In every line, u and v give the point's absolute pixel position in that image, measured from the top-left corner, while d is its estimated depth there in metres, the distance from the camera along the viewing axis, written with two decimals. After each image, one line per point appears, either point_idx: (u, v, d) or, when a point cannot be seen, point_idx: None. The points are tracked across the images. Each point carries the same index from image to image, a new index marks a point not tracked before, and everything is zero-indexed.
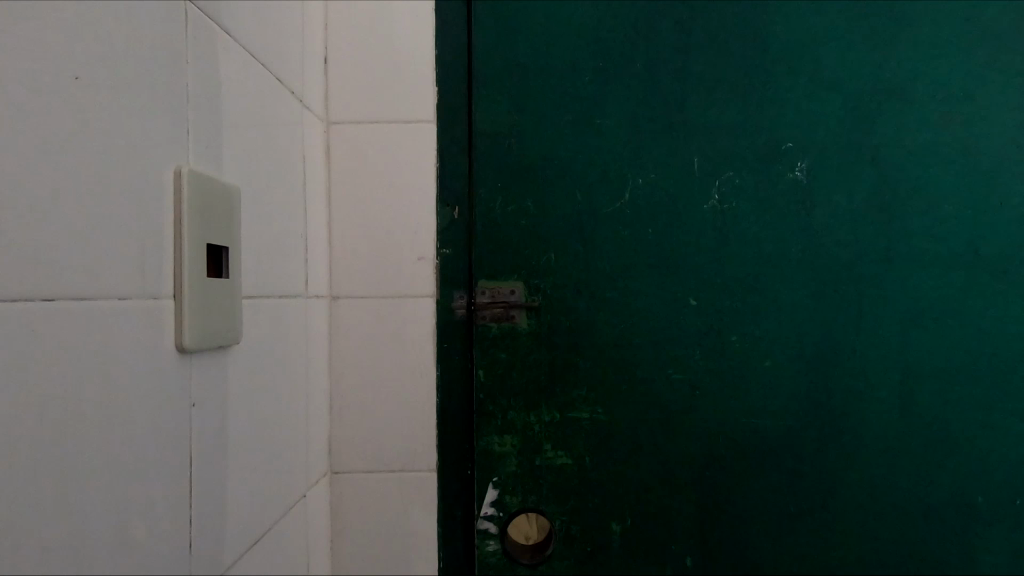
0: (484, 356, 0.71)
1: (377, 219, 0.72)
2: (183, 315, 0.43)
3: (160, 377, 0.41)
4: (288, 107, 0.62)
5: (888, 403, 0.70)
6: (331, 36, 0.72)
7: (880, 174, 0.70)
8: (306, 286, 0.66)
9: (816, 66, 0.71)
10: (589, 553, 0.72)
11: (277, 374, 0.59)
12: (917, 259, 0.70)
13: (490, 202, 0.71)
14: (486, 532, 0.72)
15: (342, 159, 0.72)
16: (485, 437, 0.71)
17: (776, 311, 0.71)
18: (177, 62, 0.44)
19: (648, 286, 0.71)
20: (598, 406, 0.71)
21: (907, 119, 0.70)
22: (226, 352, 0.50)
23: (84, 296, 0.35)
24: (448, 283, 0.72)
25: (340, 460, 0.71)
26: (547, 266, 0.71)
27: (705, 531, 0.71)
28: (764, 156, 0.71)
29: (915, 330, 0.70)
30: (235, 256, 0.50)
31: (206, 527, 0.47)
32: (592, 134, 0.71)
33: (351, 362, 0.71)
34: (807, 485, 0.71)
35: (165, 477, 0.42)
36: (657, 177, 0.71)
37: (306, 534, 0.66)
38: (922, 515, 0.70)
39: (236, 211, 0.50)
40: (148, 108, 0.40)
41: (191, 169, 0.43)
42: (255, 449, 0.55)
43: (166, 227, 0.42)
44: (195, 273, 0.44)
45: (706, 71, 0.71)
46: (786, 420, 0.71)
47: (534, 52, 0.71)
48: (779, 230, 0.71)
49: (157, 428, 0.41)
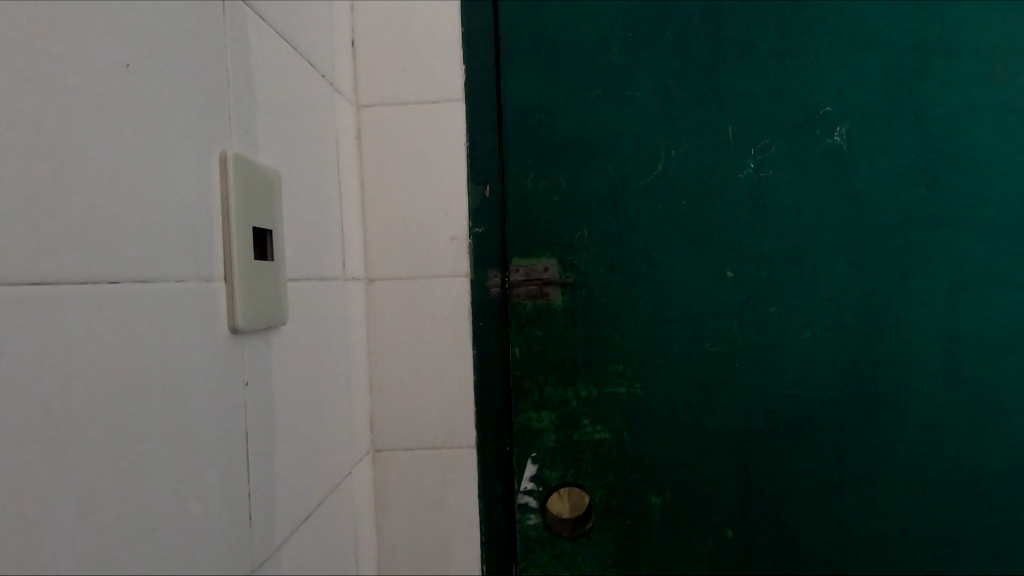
0: (521, 334, 0.71)
1: (409, 201, 0.72)
2: (235, 297, 0.44)
3: (215, 357, 0.43)
4: (320, 91, 0.63)
5: (935, 373, 0.68)
6: (357, 18, 0.71)
7: (923, 135, 0.67)
8: (342, 269, 0.67)
9: (855, 25, 0.68)
10: (630, 526, 0.72)
11: (318, 355, 0.61)
12: (966, 223, 0.67)
13: (521, 179, 0.71)
14: (527, 507, 0.73)
15: (373, 142, 0.72)
16: (523, 414, 0.72)
17: (815, 281, 0.69)
18: (217, 48, 0.44)
19: (683, 260, 0.70)
20: (635, 381, 0.71)
21: (955, 77, 0.67)
22: (272, 334, 0.51)
23: (143, 278, 0.37)
24: (482, 262, 0.72)
25: (382, 438, 0.73)
26: (580, 242, 0.71)
27: (745, 502, 0.71)
28: (801, 121, 0.69)
29: (961, 296, 0.68)
30: (278, 239, 0.51)
31: (259, 502, 0.49)
32: (622, 105, 0.70)
33: (388, 343, 0.73)
34: (850, 457, 0.70)
35: (219, 452, 0.44)
36: (690, 148, 0.70)
37: (352, 510, 0.68)
38: (970, 486, 0.69)
39: (277, 194, 0.51)
40: (192, 95, 0.41)
41: (235, 154, 0.45)
42: (302, 427, 0.57)
43: (214, 211, 0.43)
44: (242, 256, 0.45)
45: (739, 37, 0.69)
46: (827, 392, 0.70)
47: (562, 25, 0.70)
48: (820, 197, 0.69)
49: (212, 407, 0.43)
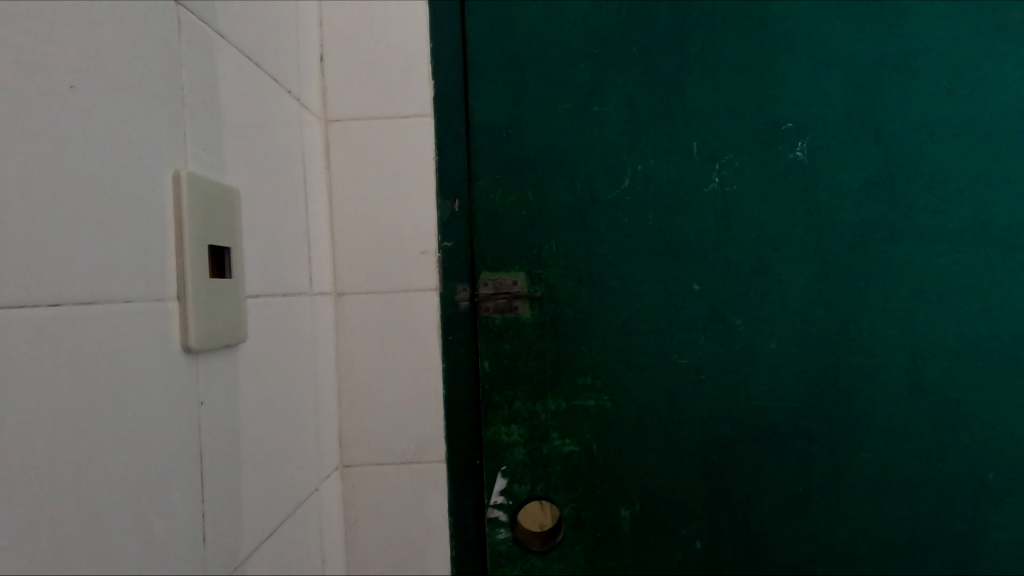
0: (490, 347, 0.72)
1: (379, 214, 0.72)
2: (188, 316, 0.44)
3: (168, 378, 0.43)
4: (286, 106, 0.63)
5: (897, 382, 0.70)
6: (325, 33, 0.72)
7: (881, 151, 0.69)
8: (310, 283, 0.67)
9: (814, 44, 0.70)
10: (600, 539, 0.72)
11: (284, 370, 0.60)
12: (924, 235, 0.69)
13: (490, 193, 0.71)
14: (496, 521, 0.73)
15: (341, 156, 0.72)
16: (492, 428, 0.72)
17: (780, 293, 0.71)
18: (172, 66, 0.44)
19: (651, 273, 0.71)
20: (604, 394, 0.71)
21: (910, 95, 0.69)
22: (233, 352, 0.51)
23: (90, 301, 0.36)
24: (451, 276, 0.72)
25: (351, 453, 0.73)
26: (549, 255, 0.71)
27: (714, 513, 0.72)
28: (763, 136, 0.70)
29: (920, 307, 0.69)
30: (238, 256, 0.51)
31: (218, 523, 0.48)
32: (588, 121, 0.71)
33: (358, 357, 0.72)
34: (816, 466, 0.71)
35: (175, 472, 0.43)
36: (656, 162, 0.71)
37: (320, 526, 0.67)
38: (933, 493, 0.70)
39: (237, 211, 0.51)
40: (144, 114, 0.41)
41: (189, 172, 0.44)
42: (267, 444, 0.56)
43: (167, 229, 0.43)
44: (198, 274, 0.45)
45: (704, 54, 0.71)
46: (792, 402, 0.71)
47: (530, 41, 0.71)
48: (782, 211, 0.70)
49: (165, 427, 0.42)
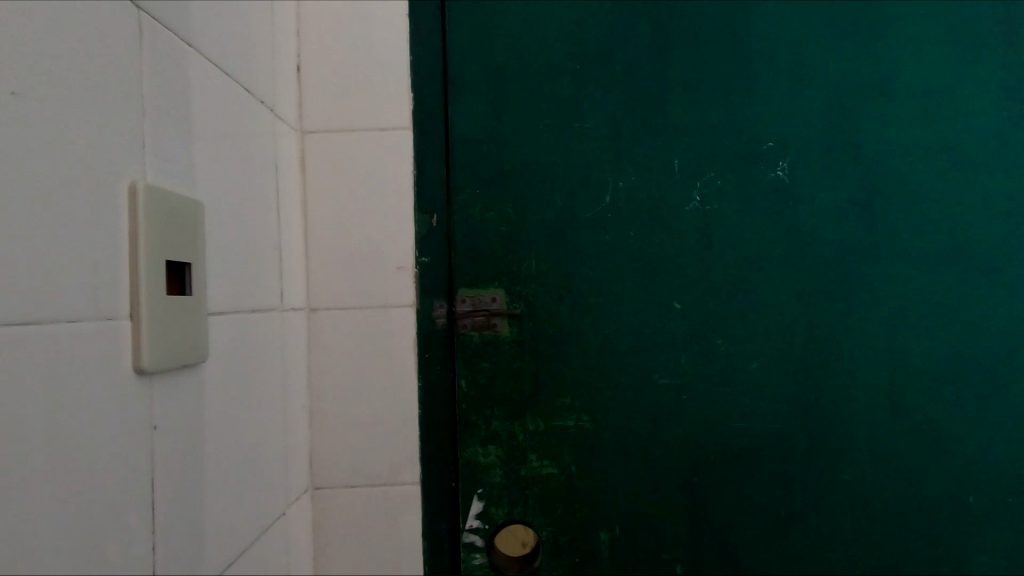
0: (467, 365, 0.70)
1: (354, 227, 0.70)
2: (141, 335, 0.41)
3: (120, 401, 0.40)
4: (258, 116, 0.61)
5: (877, 403, 0.69)
6: (303, 43, 0.71)
7: (860, 171, 0.69)
8: (281, 299, 0.64)
9: (793, 65, 0.70)
10: (579, 564, 0.70)
11: (252, 388, 0.58)
12: (903, 255, 0.69)
13: (469, 208, 0.70)
14: (472, 546, 0.71)
15: (316, 167, 0.71)
16: (469, 449, 0.70)
17: (761, 313, 0.70)
18: (130, 73, 0.42)
19: (632, 291, 0.70)
20: (584, 414, 0.70)
21: (889, 116, 0.69)
22: (195, 372, 0.48)
23: (33, 320, 0.34)
24: (428, 292, 0.70)
25: (322, 475, 0.70)
26: (528, 272, 0.70)
27: (696, 536, 0.70)
28: (744, 155, 0.70)
29: (900, 328, 0.69)
30: (200, 272, 0.49)
31: (175, 553, 0.46)
32: (570, 136, 0.70)
33: (330, 375, 0.70)
34: (798, 488, 0.70)
35: (126, 501, 0.41)
36: (638, 179, 0.70)
37: (287, 551, 0.64)
38: (915, 516, 0.69)
39: (200, 225, 0.49)
40: (95, 123, 0.39)
41: (146, 184, 0.42)
42: (231, 467, 0.54)
43: (121, 245, 0.41)
44: (153, 292, 0.43)
45: (686, 71, 0.70)
46: (774, 423, 0.70)
47: (511, 56, 0.70)
48: (764, 231, 0.70)
49: (116, 451, 0.40)
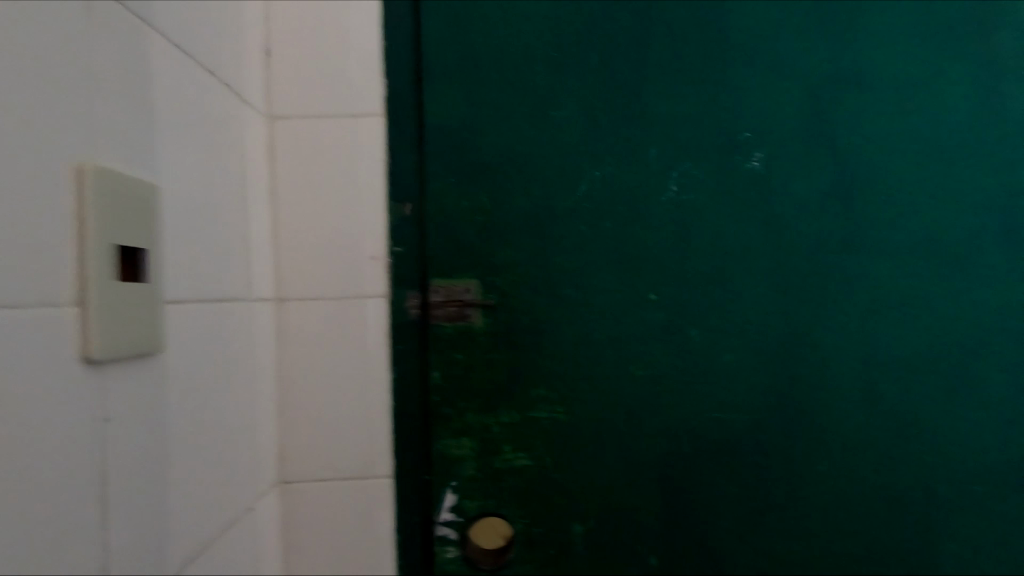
0: (440, 357, 0.69)
1: (327, 216, 0.69)
2: (88, 323, 0.40)
3: (66, 391, 0.38)
4: (223, 100, 0.59)
5: (848, 393, 0.70)
6: (271, 26, 0.69)
7: (835, 163, 0.69)
8: (248, 288, 0.63)
9: (770, 56, 0.70)
10: (553, 556, 0.70)
11: (217, 380, 0.57)
12: (876, 247, 0.69)
13: (442, 197, 0.69)
14: (445, 539, 0.70)
15: (285, 154, 0.69)
16: (442, 441, 0.69)
17: (737, 304, 0.70)
18: (74, 49, 0.40)
19: (608, 282, 0.70)
20: (559, 406, 0.69)
21: (863, 108, 0.69)
22: (151, 363, 0.47)
23: None
24: (401, 282, 0.69)
25: (292, 469, 0.69)
26: (503, 262, 0.69)
27: (671, 527, 0.70)
28: (720, 145, 0.70)
29: (873, 319, 0.69)
30: (155, 259, 0.47)
31: (129, 549, 0.44)
32: (546, 125, 0.69)
33: (300, 367, 0.69)
34: (772, 478, 0.70)
35: (75, 495, 0.39)
36: (614, 169, 0.70)
37: (255, 545, 0.63)
38: (886, 505, 0.70)
39: (155, 211, 0.47)
40: (35, 100, 0.37)
41: (94, 166, 0.41)
42: (193, 459, 0.52)
43: (66, 229, 0.39)
44: (102, 277, 0.41)
45: (663, 61, 0.70)
46: (748, 414, 0.70)
47: (486, 42, 0.69)
48: (739, 222, 0.70)
49: (62, 443, 0.38)
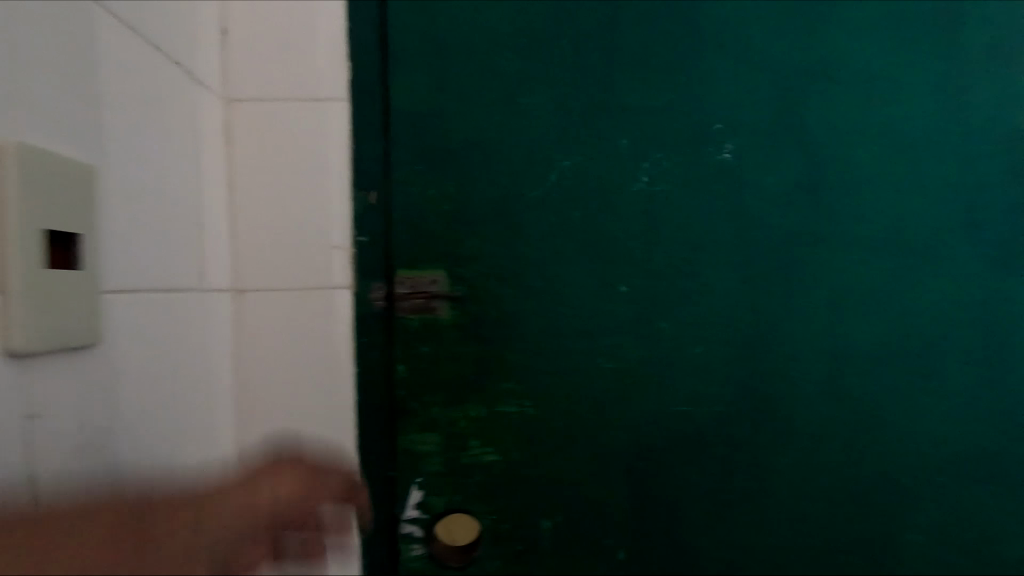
0: (405, 350, 0.67)
1: (287, 204, 0.66)
2: (12, 312, 0.37)
3: None
4: (173, 78, 0.56)
5: (816, 386, 0.70)
6: (228, 3, 0.66)
7: (805, 155, 0.69)
8: (201, 278, 0.60)
9: (742, 46, 0.69)
10: (521, 552, 0.69)
11: (165, 375, 0.54)
12: (844, 240, 0.70)
13: (408, 185, 0.67)
14: (410, 536, 0.68)
15: (243, 139, 0.66)
16: (407, 436, 0.67)
17: (707, 297, 0.69)
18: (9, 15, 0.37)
19: (578, 274, 0.68)
20: (527, 400, 0.68)
21: (833, 101, 0.69)
22: (87, 356, 0.44)
23: None
24: (364, 273, 0.67)
25: None
26: (471, 254, 0.67)
27: (639, 520, 0.70)
28: (692, 136, 0.69)
29: (840, 312, 0.70)
30: (91, 246, 0.44)
31: None
32: (515, 112, 0.68)
33: (258, 361, 0.66)
34: (739, 470, 0.70)
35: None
36: (584, 158, 0.68)
37: None
38: (850, 496, 0.70)
39: (91, 194, 0.45)
40: None
41: (25, 145, 0.38)
42: (137, 457, 0.50)
43: None
44: (28, 263, 0.38)
45: (635, 49, 0.69)
46: (717, 407, 0.70)
47: (454, 27, 0.67)
48: (710, 213, 0.69)
49: None
